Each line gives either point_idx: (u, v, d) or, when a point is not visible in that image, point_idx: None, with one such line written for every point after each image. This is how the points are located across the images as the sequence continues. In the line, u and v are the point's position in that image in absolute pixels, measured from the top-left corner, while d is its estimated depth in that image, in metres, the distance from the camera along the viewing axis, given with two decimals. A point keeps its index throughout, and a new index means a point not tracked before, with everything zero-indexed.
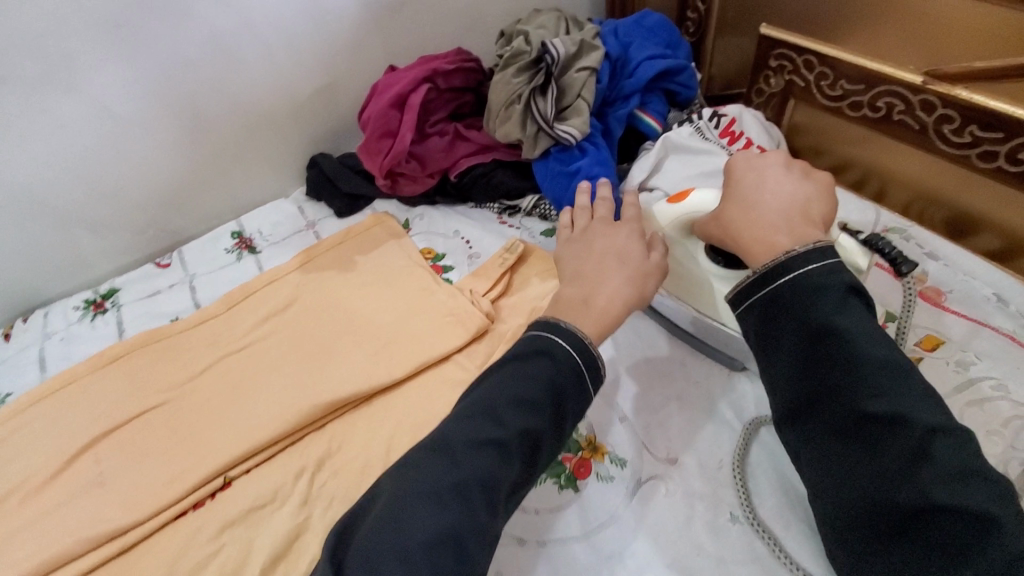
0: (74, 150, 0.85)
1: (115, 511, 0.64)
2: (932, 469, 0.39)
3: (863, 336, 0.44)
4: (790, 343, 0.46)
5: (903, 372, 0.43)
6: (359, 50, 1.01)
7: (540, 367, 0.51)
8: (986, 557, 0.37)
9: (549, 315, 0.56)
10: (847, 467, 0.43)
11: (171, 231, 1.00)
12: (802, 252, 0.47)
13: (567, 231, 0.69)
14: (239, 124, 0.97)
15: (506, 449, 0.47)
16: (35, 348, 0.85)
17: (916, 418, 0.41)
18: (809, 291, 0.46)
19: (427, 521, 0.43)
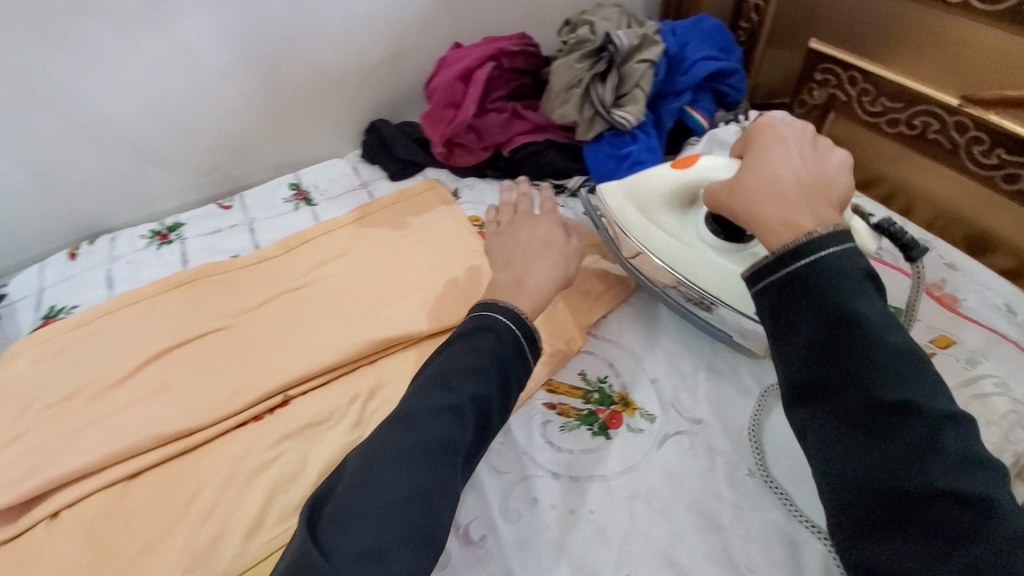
0: (159, 88, 0.91)
1: (183, 415, 0.69)
2: (942, 456, 0.40)
3: (880, 323, 0.44)
4: (808, 324, 0.45)
5: (918, 361, 0.43)
6: (428, 25, 1.07)
7: (487, 344, 0.58)
8: (986, 539, 0.38)
9: (489, 298, 0.64)
10: (854, 452, 0.43)
11: (233, 177, 1.06)
12: (824, 235, 0.47)
13: (494, 226, 0.79)
14: (310, 82, 1.02)
15: (461, 416, 0.53)
16: (103, 268, 0.91)
17: (929, 405, 0.41)
18: (833, 274, 0.45)
19: (397, 479, 0.49)
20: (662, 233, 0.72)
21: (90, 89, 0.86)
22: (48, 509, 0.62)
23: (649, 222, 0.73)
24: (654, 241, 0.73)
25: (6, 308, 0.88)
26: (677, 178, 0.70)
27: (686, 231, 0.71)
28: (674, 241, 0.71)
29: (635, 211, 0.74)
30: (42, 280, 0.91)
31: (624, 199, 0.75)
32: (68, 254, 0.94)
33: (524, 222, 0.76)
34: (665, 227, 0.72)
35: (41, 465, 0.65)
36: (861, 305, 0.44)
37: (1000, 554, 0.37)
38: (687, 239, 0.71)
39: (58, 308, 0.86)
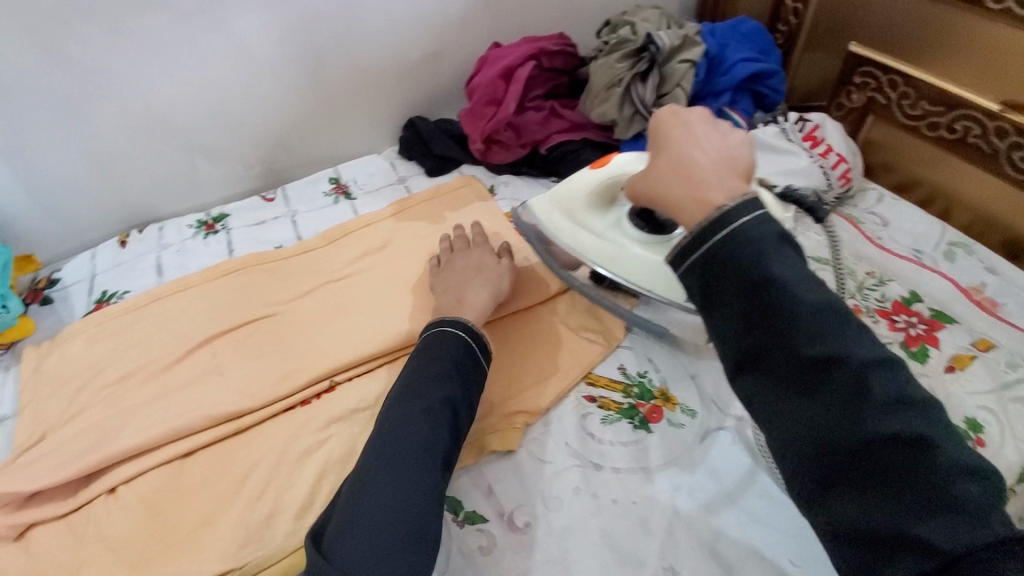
0: (209, 83, 0.94)
1: (234, 397, 0.71)
2: (876, 403, 0.37)
3: (793, 276, 0.41)
4: (732, 292, 0.42)
5: (836, 310, 0.40)
6: (468, 25, 1.09)
7: (442, 354, 0.63)
8: (933, 479, 0.35)
9: (437, 317, 0.69)
10: (793, 416, 0.40)
11: (276, 170, 1.08)
12: (736, 205, 0.43)
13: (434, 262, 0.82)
14: (352, 79, 1.05)
15: (432, 418, 0.58)
16: (153, 255, 0.94)
17: (854, 352, 0.38)
18: (746, 242, 0.41)
19: (388, 484, 0.53)
20: (589, 235, 0.71)
21: (145, 81, 0.89)
22: (107, 484, 0.64)
23: (576, 226, 0.72)
24: (582, 244, 0.71)
25: (62, 292, 0.91)
26: (596, 178, 0.71)
27: (611, 228, 0.70)
28: (601, 241, 0.70)
29: (561, 218, 0.73)
30: (94, 266, 0.94)
31: (551, 207, 0.74)
32: (119, 242, 0.97)
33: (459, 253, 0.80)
34: (591, 227, 0.71)
35: (100, 441, 0.68)
36: (774, 266, 0.41)
37: (949, 489, 0.35)
38: (612, 236, 0.69)
39: (111, 293, 0.89)
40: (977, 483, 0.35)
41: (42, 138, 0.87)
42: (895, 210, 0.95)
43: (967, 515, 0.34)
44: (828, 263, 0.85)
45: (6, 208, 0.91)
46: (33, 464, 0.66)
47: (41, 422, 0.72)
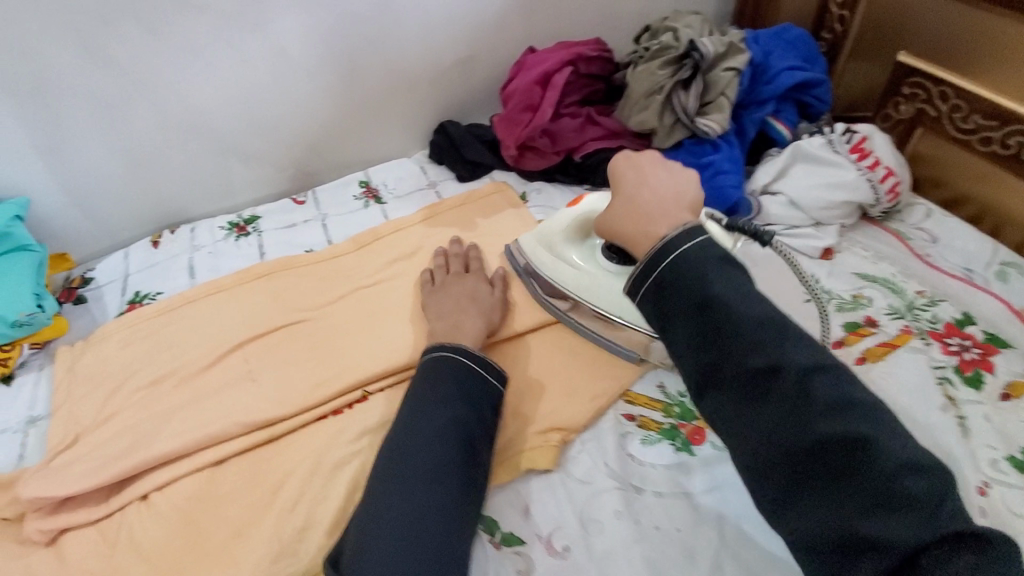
0: (244, 85, 0.93)
1: (266, 404, 0.71)
2: (817, 407, 0.43)
3: (739, 300, 0.48)
4: (688, 319, 0.49)
5: (777, 326, 0.47)
6: (502, 29, 1.07)
7: (446, 377, 0.63)
8: (874, 473, 0.40)
9: (439, 341, 0.68)
10: (749, 426, 0.45)
11: (306, 173, 1.08)
12: (681, 237, 0.51)
13: (428, 284, 0.83)
14: (385, 82, 1.04)
15: (442, 441, 0.57)
16: (185, 256, 0.94)
17: (793, 363, 0.45)
18: (691, 270, 0.50)
19: (403, 506, 0.53)
20: (569, 266, 0.77)
21: (181, 82, 0.89)
22: (140, 490, 0.64)
23: (557, 259, 0.78)
24: (563, 276, 0.77)
25: (95, 291, 0.91)
26: (571, 214, 0.78)
27: (588, 259, 0.76)
28: (579, 271, 0.76)
29: (545, 253, 0.79)
30: (127, 266, 0.94)
31: (535, 243, 0.81)
32: (152, 242, 0.97)
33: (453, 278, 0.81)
34: (570, 260, 0.77)
35: (133, 446, 0.67)
36: (719, 288, 0.49)
37: (888, 482, 0.39)
38: (589, 266, 0.75)
39: (143, 294, 0.89)
40: (917, 475, 0.39)
41: (80, 138, 0.88)
42: (944, 226, 0.92)
43: (904, 504, 0.38)
44: (876, 281, 0.82)
45: (43, 206, 0.91)
46: (67, 467, 0.66)
47: (75, 423, 0.72)
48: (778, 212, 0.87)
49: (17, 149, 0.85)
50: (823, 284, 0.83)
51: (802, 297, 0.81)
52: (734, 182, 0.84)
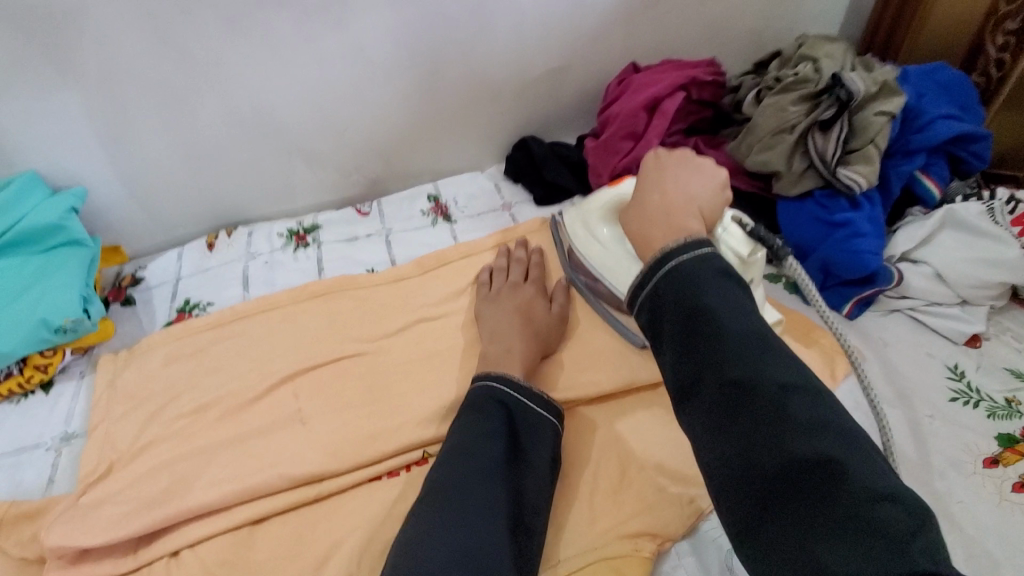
0: (317, 84, 0.85)
1: (315, 455, 0.63)
2: (792, 426, 0.39)
3: (727, 312, 0.44)
4: (672, 325, 0.46)
5: (760, 339, 0.43)
6: (602, 41, 0.96)
7: (492, 409, 0.57)
8: (843, 499, 0.37)
9: (483, 371, 0.63)
10: (721, 442, 0.41)
11: (372, 180, 0.99)
12: (678, 244, 0.48)
13: (484, 288, 0.79)
14: (467, 89, 0.94)
15: (487, 482, 0.51)
16: (240, 265, 0.88)
17: (771, 378, 0.41)
18: (687, 277, 0.46)
19: (444, 555, 0.46)
20: (597, 243, 0.73)
21: (253, 78, 0.82)
22: (171, 545, 0.57)
23: (587, 235, 0.75)
24: (591, 253, 0.74)
25: (144, 293, 0.86)
26: (608, 197, 0.73)
27: (615, 240, 0.71)
28: (608, 251, 0.72)
29: (579, 228, 0.77)
30: (179, 269, 0.88)
31: (573, 218, 0.78)
32: (206, 244, 0.91)
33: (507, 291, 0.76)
34: (599, 238, 0.73)
35: (170, 490, 0.61)
36: (709, 297, 0.45)
37: (856, 510, 0.36)
38: (618, 248, 0.71)
39: (193, 303, 0.83)
40: (889, 507, 0.36)
41: (141, 129, 0.81)
42: None
43: (869, 535, 0.35)
44: None
45: (99, 198, 0.86)
46: (97, 508, 0.59)
47: (109, 449, 0.66)
48: (922, 285, 0.74)
49: (77, 136, 0.79)
50: (973, 381, 0.69)
51: (947, 396, 0.68)
52: (873, 247, 0.72)
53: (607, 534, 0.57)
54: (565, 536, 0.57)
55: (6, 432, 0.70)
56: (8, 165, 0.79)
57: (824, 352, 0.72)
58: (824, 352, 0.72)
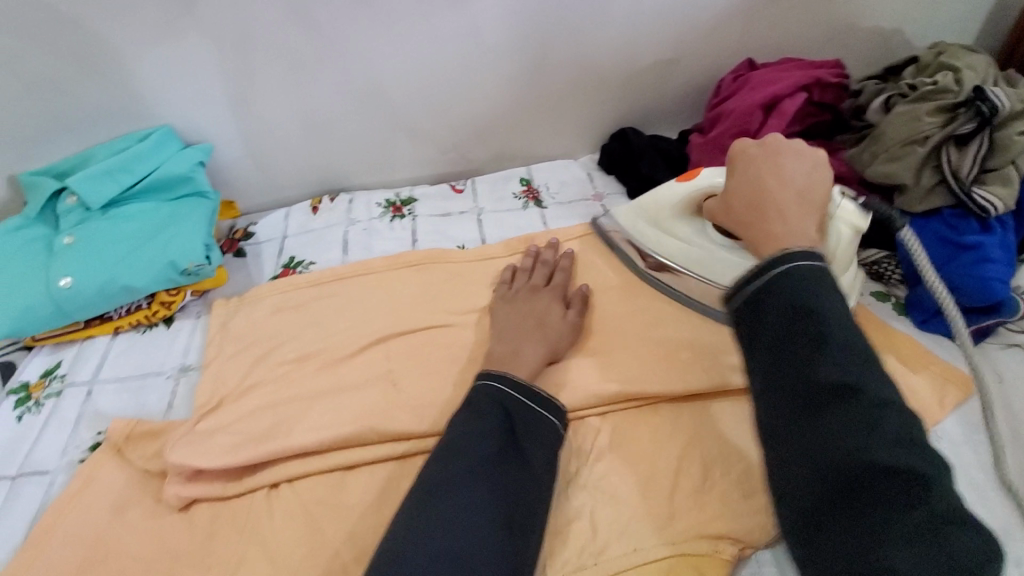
0: (429, 60, 0.88)
1: (403, 415, 0.66)
2: (882, 439, 0.38)
3: (835, 321, 0.42)
4: (773, 325, 0.43)
5: (861, 351, 0.41)
6: (717, 35, 0.93)
7: (492, 410, 0.57)
8: (920, 515, 0.36)
9: (485, 369, 0.63)
10: (799, 442, 0.40)
11: (468, 159, 1.02)
12: (796, 248, 0.45)
13: (505, 287, 0.77)
14: (571, 76, 0.94)
15: (483, 476, 0.52)
16: (341, 229, 0.93)
17: (868, 389, 0.40)
18: (800, 280, 0.44)
19: (437, 546, 0.47)
20: (676, 240, 0.76)
21: (372, 53, 0.86)
22: (272, 478, 0.62)
23: (661, 234, 0.78)
24: (670, 252, 0.77)
25: (254, 247, 0.92)
26: (680, 191, 0.75)
27: (696, 235, 0.75)
28: (689, 247, 0.75)
29: (646, 225, 0.80)
30: (286, 228, 0.94)
31: (634, 216, 0.81)
32: (311, 206, 0.96)
33: (524, 295, 0.75)
34: (678, 234, 0.76)
35: (272, 430, 0.65)
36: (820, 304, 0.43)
37: (931, 529, 0.36)
38: (699, 242, 0.74)
39: (297, 260, 0.89)
40: (960, 528, 0.36)
41: (267, 94, 0.87)
42: None
43: (944, 554, 0.35)
44: None
45: (223, 155, 0.93)
46: (209, 436, 0.65)
47: (220, 384, 0.72)
48: None
49: (212, 97, 0.86)
50: None
51: None
52: (1002, 275, 0.67)
53: (687, 532, 0.57)
54: (643, 528, 0.58)
55: (133, 357, 0.78)
56: (150, 118, 0.86)
57: (935, 380, 0.68)
58: (934, 379, 0.68)
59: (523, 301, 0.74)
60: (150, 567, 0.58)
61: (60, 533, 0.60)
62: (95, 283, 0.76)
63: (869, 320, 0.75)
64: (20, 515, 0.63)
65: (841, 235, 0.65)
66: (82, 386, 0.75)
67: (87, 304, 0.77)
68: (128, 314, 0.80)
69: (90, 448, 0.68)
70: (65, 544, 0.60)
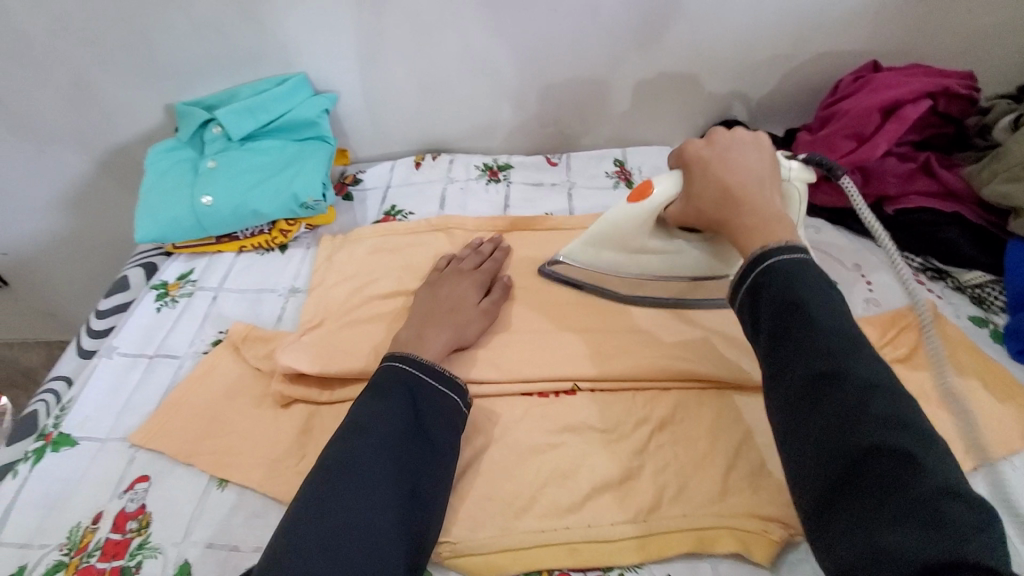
0: (545, 35, 0.92)
1: (481, 359, 0.71)
2: (868, 417, 0.42)
3: (823, 310, 0.47)
4: (766, 318, 0.49)
5: (848, 336, 0.46)
6: (841, 34, 0.91)
7: (396, 389, 0.60)
8: (916, 489, 0.39)
9: (393, 351, 0.65)
10: (796, 429, 0.45)
11: (566, 135, 1.05)
12: (779, 248, 0.51)
13: (435, 272, 0.79)
14: (681, 63, 0.95)
15: (388, 450, 0.55)
16: (440, 186, 0.99)
17: (855, 369, 0.44)
18: (785, 277, 0.49)
19: (340, 513, 0.50)
20: (649, 254, 0.72)
21: (493, 24, 0.91)
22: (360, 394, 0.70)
23: (632, 255, 0.72)
24: (648, 265, 0.73)
25: (361, 193, 1.00)
26: (638, 216, 0.67)
27: (669, 245, 0.70)
28: (667, 255, 0.72)
29: (610, 252, 0.73)
30: (390, 178, 1.02)
31: (592, 249, 0.74)
32: (415, 162, 1.03)
33: (452, 279, 0.77)
34: (650, 249, 0.71)
35: (365, 351, 0.73)
36: (809, 298, 0.48)
37: (929, 502, 0.38)
38: (673, 247, 0.71)
39: (398, 209, 0.97)
40: (958, 499, 0.38)
41: (392, 52, 0.94)
42: None
43: (934, 527, 0.37)
44: None
45: (344, 106, 1.01)
46: (311, 347, 0.74)
47: (323, 307, 0.80)
48: None
49: (343, 50, 0.94)
50: None
51: None
52: None
53: (738, 508, 0.59)
54: (694, 497, 0.60)
55: (252, 274, 0.88)
56: (290, 65, 0.96)
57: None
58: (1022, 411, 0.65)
59: (447, 285, 0.76)
60: (253, 447, 0.67)
61: (185, 408, 0.71)
62: (229, 205, 0.87)
63: (961, 341, 0.72)
64: (153, 387, 0.75)
65: (795, 195, 0.64)
66: (209, 292, 0.86)
67: (221, 222, 0.88)
68: (251, 237, 0.91)
69: (212, 343, 0.79)
70: (188, 416, 0.70)
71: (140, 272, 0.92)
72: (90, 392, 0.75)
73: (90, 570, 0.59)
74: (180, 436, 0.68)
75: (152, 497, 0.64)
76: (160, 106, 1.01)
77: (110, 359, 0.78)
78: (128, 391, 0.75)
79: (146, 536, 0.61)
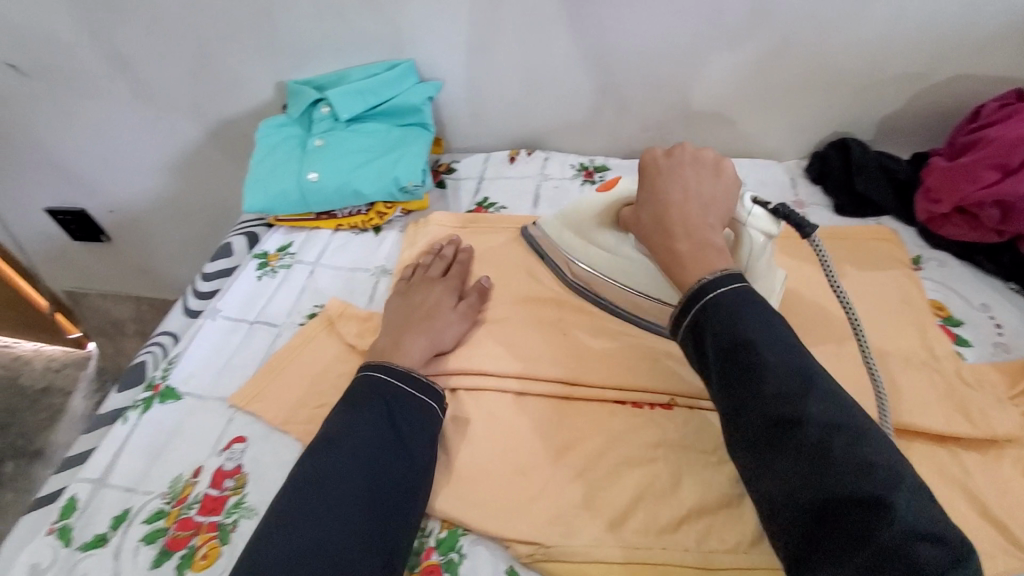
0: (658, 36, 0.89)
1: (573, 361, 0.70)
2: (833, 465, 0.41)
3: (771, 347, 0.46)
4: (715, 357, 0.47)
5: (801, 370, 0.45)
6: (987, 56, 0.84)
7: (368, 399, 0.60)
8: (888, 536, 0.39)
9: (368, 362, 0.66)
10: (763, 470, 0.44)
11: (666, 141, 1.02)
12: (720, 280, 0.49)
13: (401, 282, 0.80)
14: (799, 75, 0.90)
15: (358, 464, 0.55)
16: (534, 182, 0.99)
17: (812, 413, 0.43)
18: (730, 314, 0.47)
19: (308, 530, 0.51)
20: (599, 252, 0.73)
21: (607, 23, 0.89)
22: (451, 383, 0.69)
23: (585, 246, 0.74)
24: (598, 266, 0.74)
25: (454, 182, 1.01)
26: (598, 201, 0.70)
27: (617, 246, 0.71)
28: (615, 257, 0.72)
29: (571, 234, 0.75)
30: (484, 170, 1.02)
31: (559, 224, 0.77)
32: (509, 156, 1.03)
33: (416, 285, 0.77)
34: (601, 245, 0.72)
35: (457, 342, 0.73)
36: (757, 336, 0.46)
37: (903, 547, 0.39)
38: (622, 251, 0.71)
39: (491, 202, 0.96)
40: (927, 541, 0.39)
41: (500, 45, 0.94)
42: None
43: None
44: None
45: (446, 95, 1.02)
46: None
47: None
48: None
49: (452, 39, 0.94)
50: None
51: None
52: None
53: None
54: None
55: (346, 253, 0.90)
56: (400, 51, 0.97)
57: None
58: None
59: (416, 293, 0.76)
60: None
61: (280, 377, 0.73)
62: (335, 182, 0.88)
63: None
64: (253, 351, 0.78)
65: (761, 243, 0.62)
66: (308, 265, 0.88)
67: (324, 199, 0.90)
68: (349, 217, 0.93)
69: (308, 315, 0.81)
70: (283, 384, 0.72)
71: (243, 240, 0.95)
72: (194, 351, 0.78)
73: (189, 522, 0.61)
74: (276, 403, 0.70)
75: (248, 458, 0.66)
76: (272, 82, 1.05)
77: (214, 321, 0.81)
78: (229, 353, 0.78)
79: (241, 496, 0.63)
